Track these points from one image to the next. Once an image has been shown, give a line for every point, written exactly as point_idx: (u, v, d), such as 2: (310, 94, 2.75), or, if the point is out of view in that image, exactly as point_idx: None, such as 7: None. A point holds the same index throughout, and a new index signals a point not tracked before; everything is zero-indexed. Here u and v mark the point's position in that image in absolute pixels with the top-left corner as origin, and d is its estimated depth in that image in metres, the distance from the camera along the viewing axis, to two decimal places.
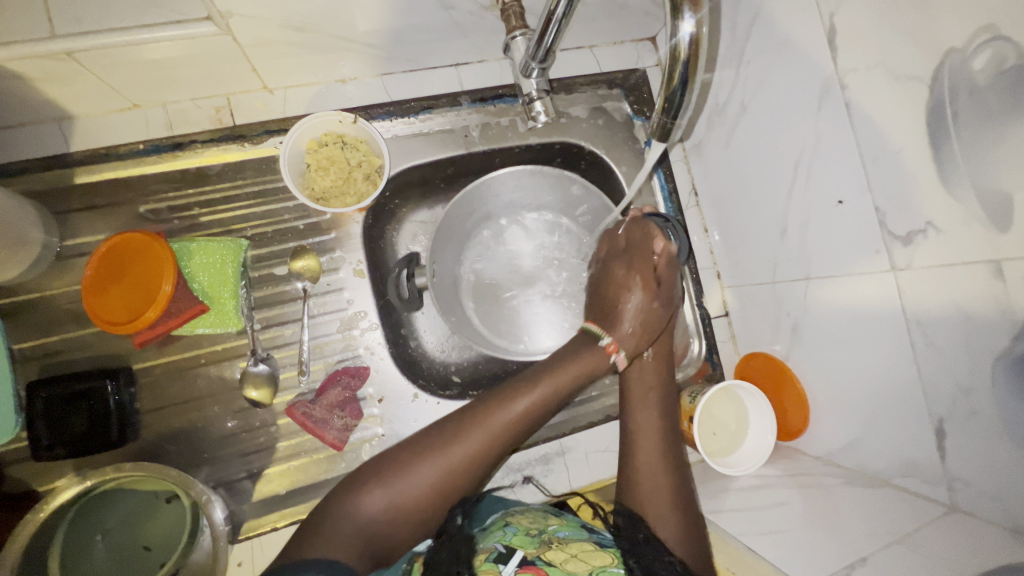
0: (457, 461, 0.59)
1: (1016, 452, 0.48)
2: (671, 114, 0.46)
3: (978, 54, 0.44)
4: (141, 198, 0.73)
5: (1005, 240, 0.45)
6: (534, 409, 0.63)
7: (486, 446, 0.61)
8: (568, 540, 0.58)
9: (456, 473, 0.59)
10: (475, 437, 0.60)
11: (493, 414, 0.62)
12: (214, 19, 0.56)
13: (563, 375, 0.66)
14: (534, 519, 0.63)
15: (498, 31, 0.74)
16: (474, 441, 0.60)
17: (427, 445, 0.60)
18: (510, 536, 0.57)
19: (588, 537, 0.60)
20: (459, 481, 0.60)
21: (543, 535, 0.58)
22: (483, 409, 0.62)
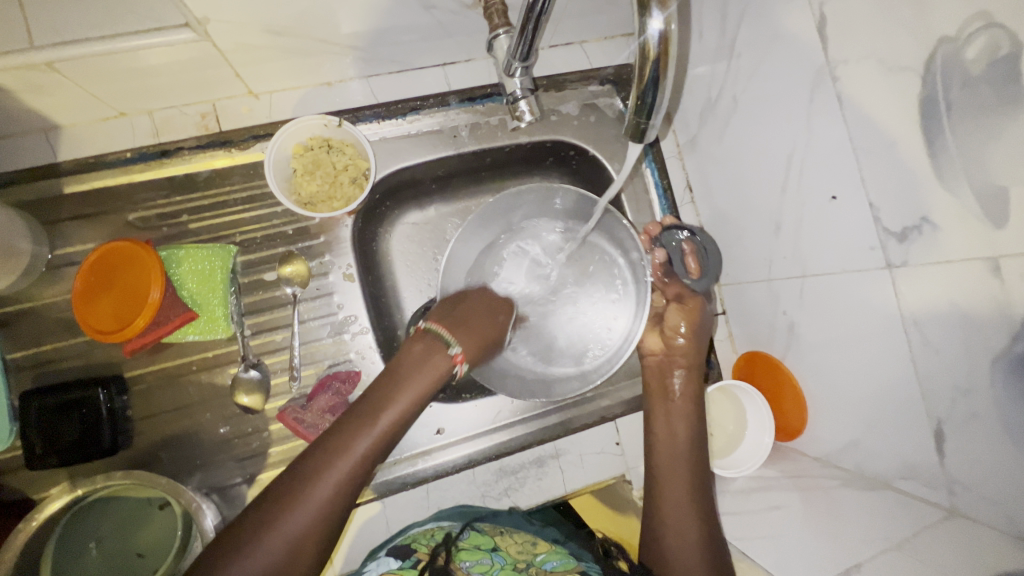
0: (314, 512, 0.57)
1: (1016, 455, 0.46)
2: (645, 114, 0.45)
3: (972, 42, 0.42)
4: (129, 206, 0.73)
5: (1001, 237, 0.43)
6: (392, 429, 0.63)
7: (342, 485, 0.59)
8: (556, 571, 0.64)
9: (314, 522, 0.57)
10: (329, 476, 0.58)
11: (332, 463, 0.59)
12: (193, 26, 0.55)
13: (409, 392, 0.64)
14: (521, 541, 0.69)
15: (483, 29, 0.72)
16: (329, 483, 0.58)
17: (272, 505, 0.56)
18: (497, 572, 0.64)
19: (575, 567, 0.65)
20: (328, 526, 0.58)
21: (531, 567, 0.65)
22: (340, 440, 0.60)
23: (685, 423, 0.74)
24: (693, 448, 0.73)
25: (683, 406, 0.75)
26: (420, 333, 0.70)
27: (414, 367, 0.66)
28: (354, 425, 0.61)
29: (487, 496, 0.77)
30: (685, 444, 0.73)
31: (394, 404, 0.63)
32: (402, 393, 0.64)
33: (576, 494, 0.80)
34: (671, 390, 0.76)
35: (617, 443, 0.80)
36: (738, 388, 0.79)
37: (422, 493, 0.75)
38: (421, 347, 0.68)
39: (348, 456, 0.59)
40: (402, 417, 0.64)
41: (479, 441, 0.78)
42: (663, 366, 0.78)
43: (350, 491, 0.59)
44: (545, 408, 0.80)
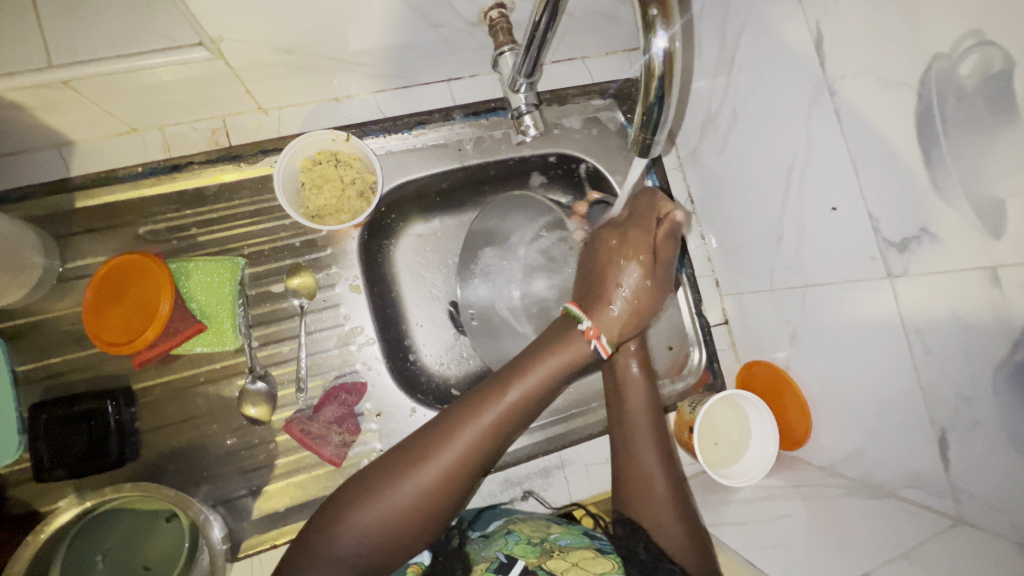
0: (435, 477, 0.58)
1: (1019, 462, 0.47)
2: (650, 129, 0.46)
3: (965, 59, 0.44)
4: (139, 219, 0.74)
5: (999, 247, 0.44)
6: (524, 401, 0.62)
7: (462, 459, 0.59)
8: (569, 547, 0.61)
9: (432, 494, 0.58)
10: (454, 445, 0.59)
11: (461, 434, 0.60)
12: (207, 45, 0.57)
13: (557, 358, 0.64)
14: (536, 526, 0.67)
15: (487, 46, 0.74)
16: (453, 449, 0.59)
17: (392, 467, 0.59)
18: (512, 545, 0.61)
19: (590, 544, 0.62)
20: (445, 493, 0.59)
21: (545, 543, 0.62)
22: (456, 422, 0.60)
23: (642, 392, 0.73)
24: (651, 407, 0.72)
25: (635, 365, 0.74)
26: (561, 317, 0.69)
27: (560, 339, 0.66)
28: (486, 396, 0.62)
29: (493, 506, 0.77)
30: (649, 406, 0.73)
31: (501, 395, 0.62)
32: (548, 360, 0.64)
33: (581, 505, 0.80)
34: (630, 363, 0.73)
35: None
36: (741, 398, 0.77)
37: None
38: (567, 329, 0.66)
39: (474, 426, 0.60)
40: (535, 387, 0.63)
41: None
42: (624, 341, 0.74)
43: (476, 461, 0.60)
44: (549, 418, 0.81)
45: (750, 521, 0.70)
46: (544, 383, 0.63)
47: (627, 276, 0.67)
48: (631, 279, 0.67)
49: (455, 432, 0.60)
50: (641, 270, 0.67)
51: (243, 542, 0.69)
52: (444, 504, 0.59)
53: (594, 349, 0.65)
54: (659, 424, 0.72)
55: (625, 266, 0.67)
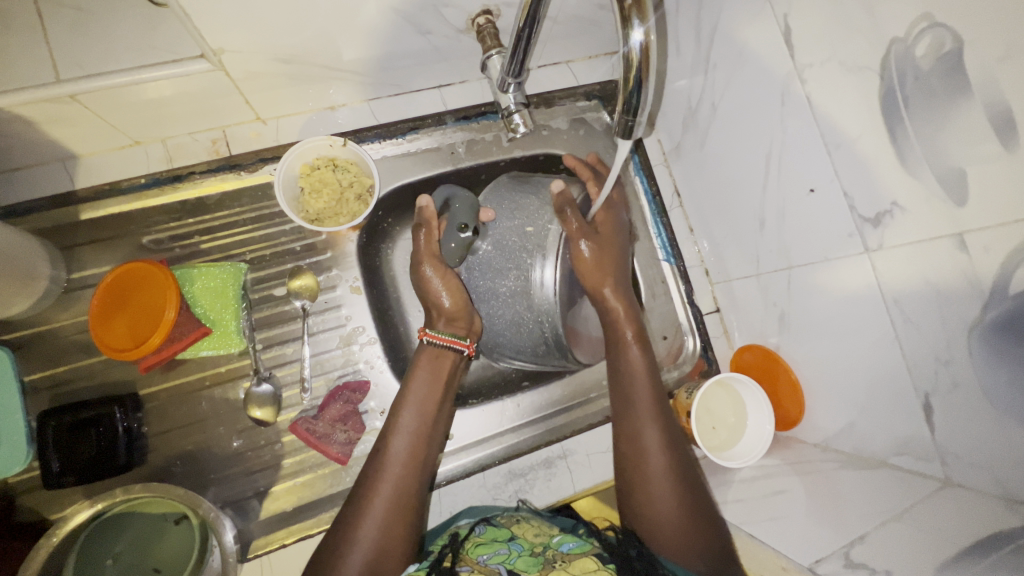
0: (383, 514, 0.64)
1: (997, 419, 0.49)
2: (631, 114, 0.50)
3: (919, 41, 0.47)
4: (143, 229, 0.76)
5: (963, 213, 0.47)
6: (422, 418, 0.70)
7: (397, 494, 0.65)
8: (572, 554, 0.61)
9: (392, 528, 0.64)
10: (383, 485, 0.65)
11: (388, 459, 0.67)
12: (208, 56, 0.60)
13: (423, 374, 0.73)
14: (539, 532, 0.68)
15: (476, 52, 0.77)
16: (386, 490, 0.65)
17: (350, 513, 0.64)
18: (514, 559, 0.61)
19: (591, 549, 0.63)
20: (402, 514, 0.65)
21: (548, 551, 0.63)
22: (373, 468, 0.67)
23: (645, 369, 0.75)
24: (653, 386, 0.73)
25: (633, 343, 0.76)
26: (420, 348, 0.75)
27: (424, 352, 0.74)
28: (391, 424, 0.69)
29: (498, 499, 0.78)
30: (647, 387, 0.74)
31: (400, 424, 0.69)
32: (422, 381, 0.72)
33: (584, 494, 0.81)
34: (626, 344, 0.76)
35: None
36: (734, 380, 0.81)
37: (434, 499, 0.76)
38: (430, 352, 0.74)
39: (393, 450, 0.67)
40: (426, 396, 0.71)
41: (487, 445, 0.80)
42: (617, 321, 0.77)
43: (409, 481, 0.67)
44: (548, 411, 0.83)
45: (751, 499, 0.71)
46: (434, 396, 0.72)
47: (435, 288, 0.75)
48: (439, 281, 0.75)
49: (378, 473, 0.66)
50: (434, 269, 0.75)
51: (253, 542, 0.70)
52: (407, 525, 0.65)
53: (428, 344, 0.74)
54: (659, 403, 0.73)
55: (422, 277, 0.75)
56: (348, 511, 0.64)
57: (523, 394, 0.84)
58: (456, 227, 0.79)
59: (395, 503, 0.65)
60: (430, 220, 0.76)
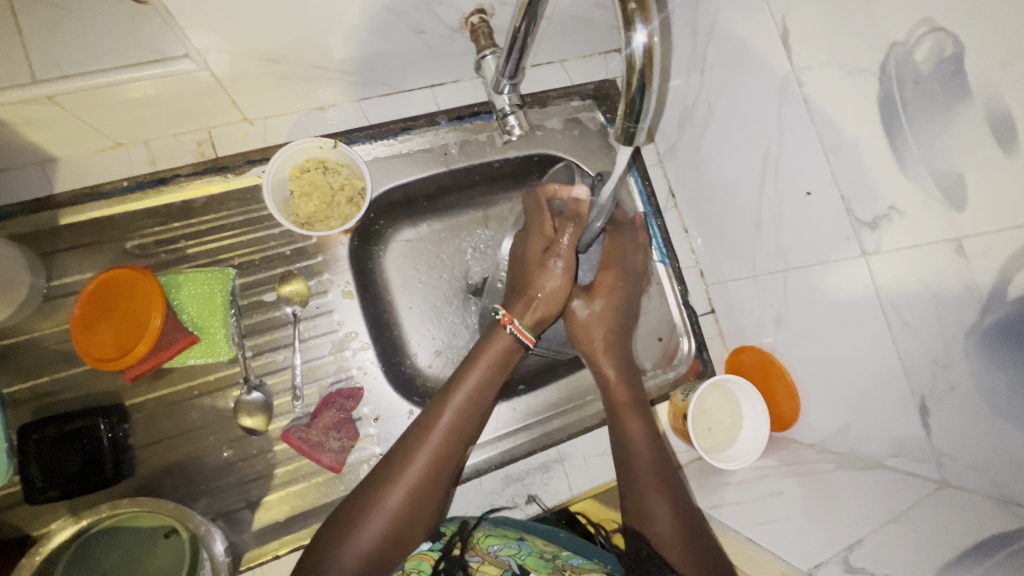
0: (413, 486, 0.64)
1: (995, 422, 0.49)
2: (633, 119, 0.49)
3: (920, 45, 0.47)
4: (127, 234, 0.74)
5: (962, 218, 0.47)
6: (465, 412, 0.68)
7: (433, 470, 0.65)
8: (583, 568, 0.63)
9: (417, 502, 0.64)
10: (422, 457, 0.65)
11: (432, 434, 0.66)
12: (193, 56, 0.58)
13: (483, 363, 0.71)
14: (549, 541, 0.68)
15: (469, 52, 0.76)
16: (422, 463, 0.65)
17: (378, 485, 0.64)
18: (525, 556, 0.63)
19: (602, 567, 0.64)
20: (424, 503, 0.65)
21: (557, 560, 0.64)
22: (414, 437, 0.67)
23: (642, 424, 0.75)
24: (654, 453, 0.73)
25: (630, 407, 0.76)
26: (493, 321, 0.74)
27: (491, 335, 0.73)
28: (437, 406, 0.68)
29: (494, 504, 0.77)
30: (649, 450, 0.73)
31: (448, 401, 0.68)
32: (481, 362, 0.71)
33: (581, 498, 0.80)
34: (625, 414, 0.75)
35: None
36: (730, 381, 0.80)
37: None
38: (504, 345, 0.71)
39: (436, 433, 0.66)
40: (477, 388, 0.69)
41: (483, 451, 0.79)
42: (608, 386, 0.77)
43: (447, 459, 0.66)
44: (544, 414, 0.83)
45: (748, 501, 0.71)
46: (487, 377, 0.70)
47: (550, 275, 0.73)
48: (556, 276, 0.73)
49: (418, 444, 0.66)
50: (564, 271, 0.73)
51: (245, 554, 0.68)
52: (432, 502, 0.65)
53: (510, 334, 0.72)
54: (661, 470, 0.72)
55: (549, 265, 0.73)
56: (383, 477, 0.64)
57: (518, 398, 0.83)
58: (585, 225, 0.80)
59: (428, 478, 0.65)
60: (580, 216, 0.77)
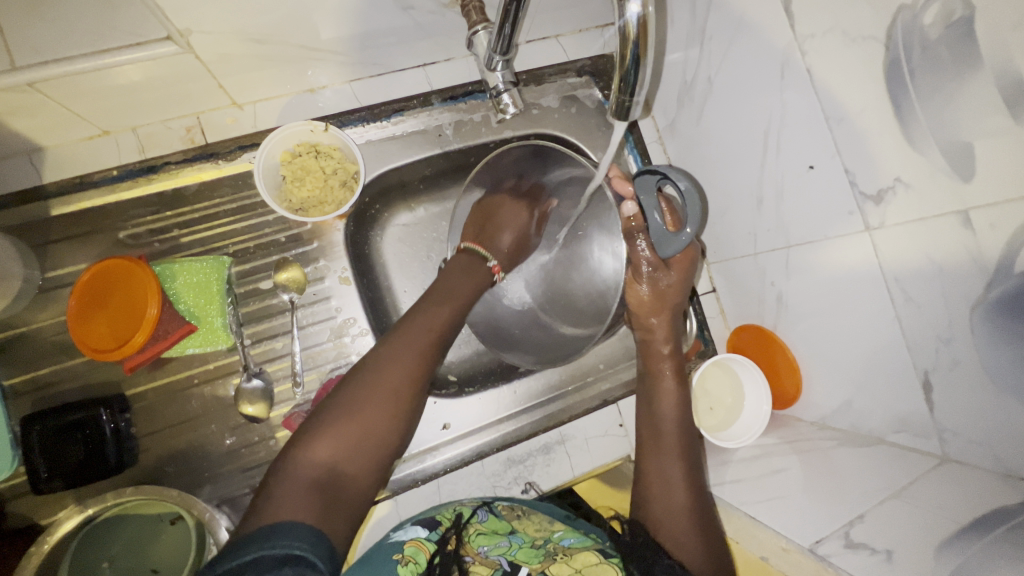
0: (397, 388, 0.63)
1: (999, 398, 0.48)
2: (627, 92, 0.47)
3: (928, 8, 0.45)
4: (119, 224, 0.73)
5: (970, 190, 0.46)
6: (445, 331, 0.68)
7: (416, 370, 0.64)
8: (573, 548, 0.67)
9: (394, 405, 0.62)
10: (407, 357, 0.64)
11: (417, 337, 0.66)
12: (175, 38, 0.56)
13: (462, 288, 0.72)
14: (539, 521, 0.72)
15: (461, 27, 0.74)
16: (405, 364, 0.64)
17: (359, 386, 0.62)
18: (515, 551, 0.66)
19: (592, 544, 0.68)
20: (407, 402, 0.63)
21: (548, 544, 0.68)
22: (395, 341, 0.65)
23: (674, 399, 0.76)
24: (680, 423, 0.75)
25: (669, 376, 0.77)
26: (459, 250, 0.78)
27: (463, 277, 0.74)
28: (421, 313, 0.68)
29: (497, 486, 0.78)
30: (677, 419, 0.75)
31: (432, 313, 0.68)
32: (460, 287, 0.72)
33: (583, 478, 0.81)
34: (661, 376, 0.77)
35: (621, 425, 0.82)
36: (733, 360, 0.81)
37: (433, 488, 0.76)
38: (463, 261, 0.76)
39: (421, 337, 0.66)
40: (452, 317, 0.70)
41: (485, 433, 0.79)
42: (655, 350, 0.79)
43: (426, 366, 0.66)
44: (546, 395, 0.82)
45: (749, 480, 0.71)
46: (462, 300, 0.72)
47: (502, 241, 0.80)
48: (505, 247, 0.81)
49: (402, 348, 0.64)
50: (672, 276, 0.79)
51: None
52: (410, 408, 0.64)
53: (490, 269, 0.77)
54: (687, 437, 0.75)
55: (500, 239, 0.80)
56: (362, 386, 0.61)
57: (517, 379, 0.82)
58: (655, 208, 0.76)
59: (409, 382, 0.64)
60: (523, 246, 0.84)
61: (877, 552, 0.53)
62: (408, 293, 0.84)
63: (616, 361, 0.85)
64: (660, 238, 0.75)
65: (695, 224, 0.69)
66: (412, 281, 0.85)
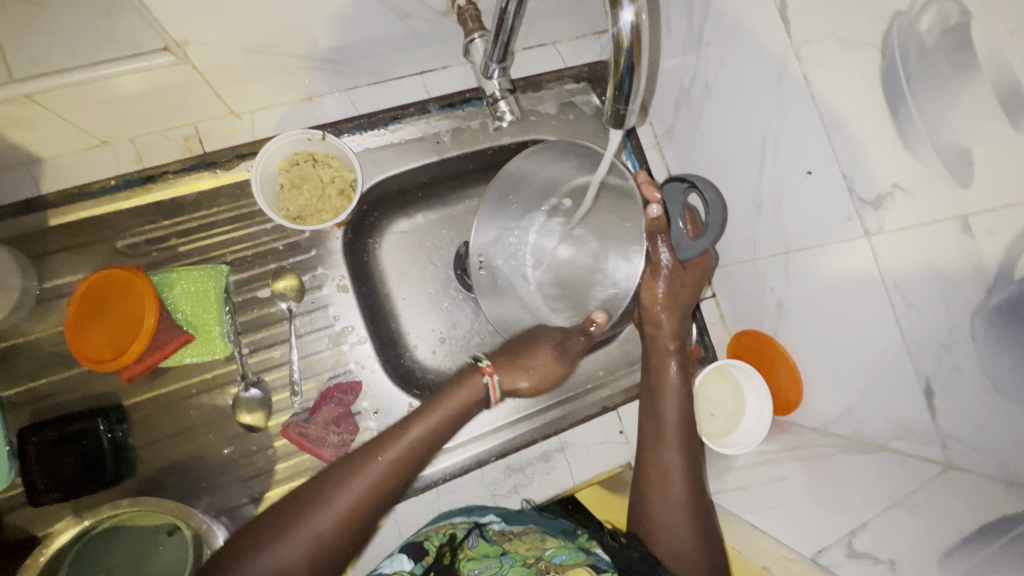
0: (348, 510, 0.62)
1: (1003, 405, 0.48)
2: (622, 101, 0.47)
3: (924, 14, 0.45)
4: (116, 234, 0.73)
5: (968, 195, 0.46)
6: (416, 448, 0.66)
7: (373, 492, 0.63)
8: (566, 565, 0.66)
9: (340, 528, 0.62)
10: (367, 479, 0.63)
11: (382, 459, 0.64)
12: (172, 49, 0.56)
13: (448, 404, 0.69)
14: (530, 540, 0.71)
15: (458, 36, 0.74)
16: (363, 486, 0.63)
17: (312, 499, 0.62)
18: (508, 570, 0.66)
19: (585, 560, 0.67)
20: (356, 525, 0.63)
21: (541, 562, 0.67)
22: (360, 459, 0.64)
23: (677, 393, 0.75)
24: (682, 415, 0.74)
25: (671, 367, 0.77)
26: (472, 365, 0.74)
27: (454, 386, 0.71)
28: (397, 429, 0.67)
29: (496, 494, 0.77)
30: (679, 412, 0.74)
31: (407, 433, 0.66)
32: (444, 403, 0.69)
33: (584, 486, 0.81)
34: (667, 371, 0.77)
35: (621, 431, 0.81)
36: (733, 366, 0.80)
37: (432, 497, 0.76)
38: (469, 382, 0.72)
39: (388, 457, 0.65)
40: (428, 437, 0.67)
41: (485, 441, 0.78)
42: (661, 345, 0.79)
43: (386, 489, 0.64)
44: (545, 403, 0.81)
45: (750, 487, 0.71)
46: (450, 420, 0.69)
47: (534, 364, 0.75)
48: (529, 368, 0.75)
49: (363, 469, 0.63)
50: (687, 277, 0.80)
51: None
52: (359, 530, 0.63)
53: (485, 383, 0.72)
54: (687, 429, 0.74)
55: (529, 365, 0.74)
56: (310, 503, 0.61)
57: None
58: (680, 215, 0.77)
59: (360, 506, 0.62)
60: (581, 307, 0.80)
61: None
62: (408, 300, 0.85)
63: (616, 368, 0.85)
64: (680, 241, 0.77)
65: (716, 225, 0.71)
66: (411, 289, 0.85)
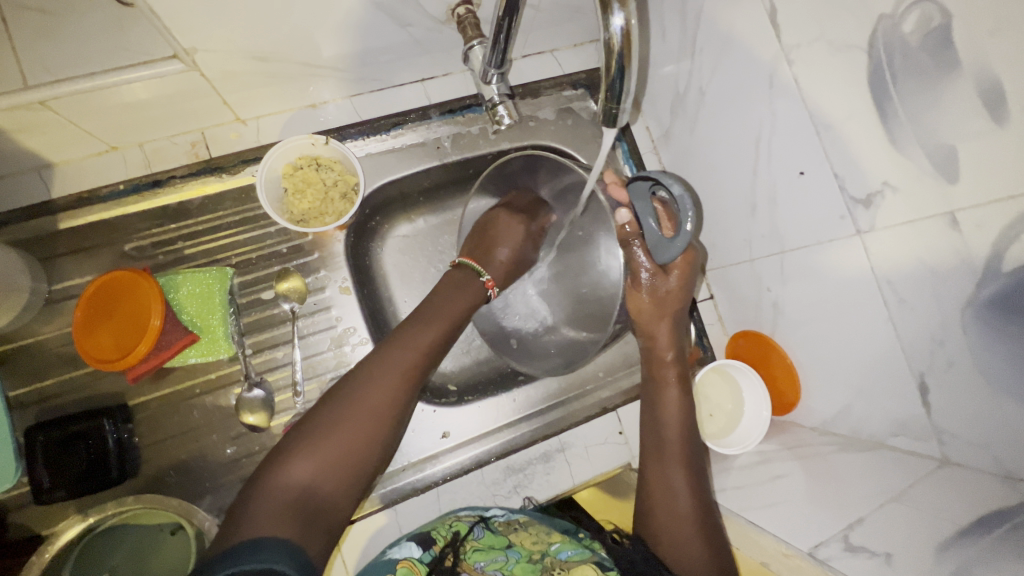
0: (372, 411, 0.63)
1: (995, 398, 0.48)
2: (614, 101, 0.49)
3: (908, 16, 0.46)
4: (124, 237, 0.74)
5: (955, 191, 0.47)
6: (434, 347, 0.70)
7: (395, 390, 0.65)
8: (571, 562, 0.67)
9: (368, 427, 0.63)
10: (388, 379, 0.65)
11: (398, 357, 0.67)
12: (181, 56, 0.58)
13: (451, 313, 0.72)
14: (537, 530, 0.72)
15: (458, 44, 0.76)
16: (386, 386, 0.65)
17: (336, 405, 0.63)
18: (513, 566, 0.68)
19: (591, 556, 0.68)
20: (383, 424, 0.64)
21: (546, 558, 0.68)
22: (378, 363, 0.66)
23: (677, 410, 0.76)
24: (682, 432, 0.75)
25: (671, 382, 0.77)
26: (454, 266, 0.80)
27: (455, 293, 0.75)
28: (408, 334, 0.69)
29: (496, 495, 0.78)
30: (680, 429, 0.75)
31: (419, 335, 0.69)
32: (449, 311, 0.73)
33: (584, 486, 0.81)
34: (666, 381, 0.77)
35: (620, 432, 0.82)
36: (731, 366, 0.81)
37: (433, 497, 0.76)
38: (458, 276, 0.78)
39: (403, 358, 0.67)
40: (439, 340, 0.70)
41: (486, 441, 0.79)
42: (658, 355, 0.79)
43: (406, 387, 0.66)
44: (544, 405, 0.82)
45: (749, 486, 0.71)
46: (452, 328, 0.72)
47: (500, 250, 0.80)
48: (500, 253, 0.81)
49: (382, 370, 0.65)
50: (672, 280, 0.79)
51: None
52: (386, 430, 0.64)
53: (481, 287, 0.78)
54: (688, 444, 0.74)
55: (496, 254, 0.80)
56: (337, 408, 0.62)
57: (517, 387, 0.83)
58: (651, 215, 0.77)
59: (383, 407, 0.64)
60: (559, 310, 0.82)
61: (876, 555, 0.54)
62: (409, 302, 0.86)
63: (615, 369, 0.86)
64: (656, 245, 0.77)
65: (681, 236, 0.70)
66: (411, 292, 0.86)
